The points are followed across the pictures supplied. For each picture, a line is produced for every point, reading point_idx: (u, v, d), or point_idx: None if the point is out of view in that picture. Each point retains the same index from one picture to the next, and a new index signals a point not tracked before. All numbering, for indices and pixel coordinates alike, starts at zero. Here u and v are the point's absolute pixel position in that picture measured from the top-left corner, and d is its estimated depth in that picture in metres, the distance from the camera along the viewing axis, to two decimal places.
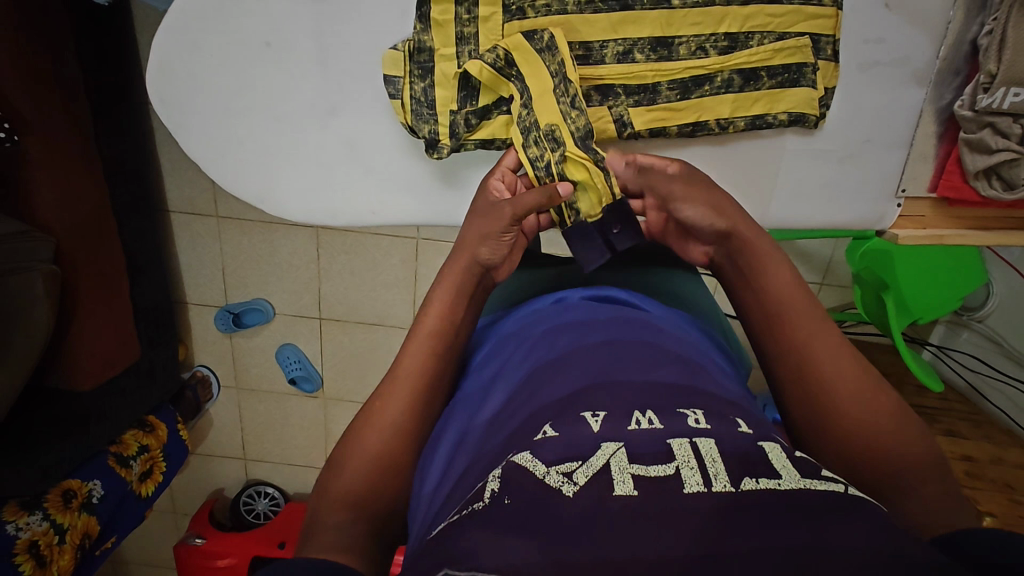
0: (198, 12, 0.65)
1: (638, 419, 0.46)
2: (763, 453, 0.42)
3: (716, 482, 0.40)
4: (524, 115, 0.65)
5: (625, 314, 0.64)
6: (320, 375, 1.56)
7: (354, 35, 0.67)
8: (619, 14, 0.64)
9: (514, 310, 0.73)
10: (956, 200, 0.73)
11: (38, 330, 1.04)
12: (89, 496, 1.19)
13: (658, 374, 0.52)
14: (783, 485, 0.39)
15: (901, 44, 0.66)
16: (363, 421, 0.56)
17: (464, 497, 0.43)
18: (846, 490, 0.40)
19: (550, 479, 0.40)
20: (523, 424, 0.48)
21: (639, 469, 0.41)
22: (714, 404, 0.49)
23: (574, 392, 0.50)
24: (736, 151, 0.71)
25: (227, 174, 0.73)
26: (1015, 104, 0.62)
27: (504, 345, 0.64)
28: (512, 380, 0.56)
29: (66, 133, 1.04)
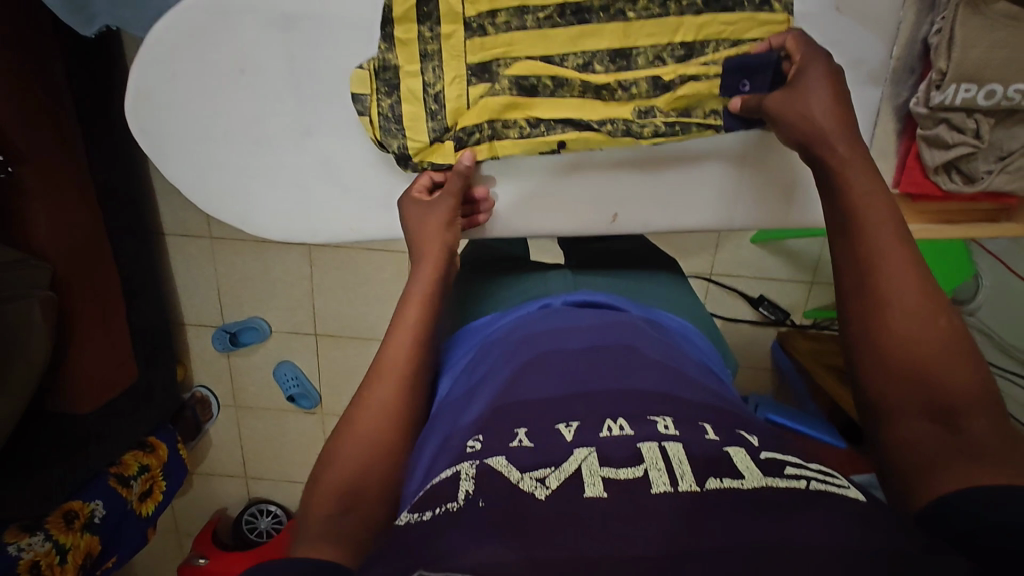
0: (174, 42, 0.67)
1: (609, 425, 0.47)
2: (730, 457, 0.43)
3: (683, 482, 0.41)
4: (610, 126, 0.67)
5: (608, 319, 0.65)
6: (317, 391, 1.57)
7: (324, 59, 0.69)
8: (577, 28, 0.65)
9: (501, 312, 0.73)
10: (918, 195, 0.75)
11: (37, 357, 1.06)
12: (91, 515, 1.21)
13: (638, 380, 0.53)
14: (746, 484, 0.41)
15: (855, 46, 0.67)
16: (354, 413, 0.56)
17: (432, 493, 0.45)
18: (806, 486, 0.41)
19: (523, 484, 0.42)
20: (496, 426, 0.49)
21: (609, 472, 0.42)
22: (686, 406, 0.50)
23: (551, 399, 0.51)
24: (693, 152, 0.73)
25: (207, 196, 0.75)
26: (966, 99, 0.66)
27: (490, 347, 0.65)
28: (490, 382, 0.57)
29: (62, 163, 1.07)
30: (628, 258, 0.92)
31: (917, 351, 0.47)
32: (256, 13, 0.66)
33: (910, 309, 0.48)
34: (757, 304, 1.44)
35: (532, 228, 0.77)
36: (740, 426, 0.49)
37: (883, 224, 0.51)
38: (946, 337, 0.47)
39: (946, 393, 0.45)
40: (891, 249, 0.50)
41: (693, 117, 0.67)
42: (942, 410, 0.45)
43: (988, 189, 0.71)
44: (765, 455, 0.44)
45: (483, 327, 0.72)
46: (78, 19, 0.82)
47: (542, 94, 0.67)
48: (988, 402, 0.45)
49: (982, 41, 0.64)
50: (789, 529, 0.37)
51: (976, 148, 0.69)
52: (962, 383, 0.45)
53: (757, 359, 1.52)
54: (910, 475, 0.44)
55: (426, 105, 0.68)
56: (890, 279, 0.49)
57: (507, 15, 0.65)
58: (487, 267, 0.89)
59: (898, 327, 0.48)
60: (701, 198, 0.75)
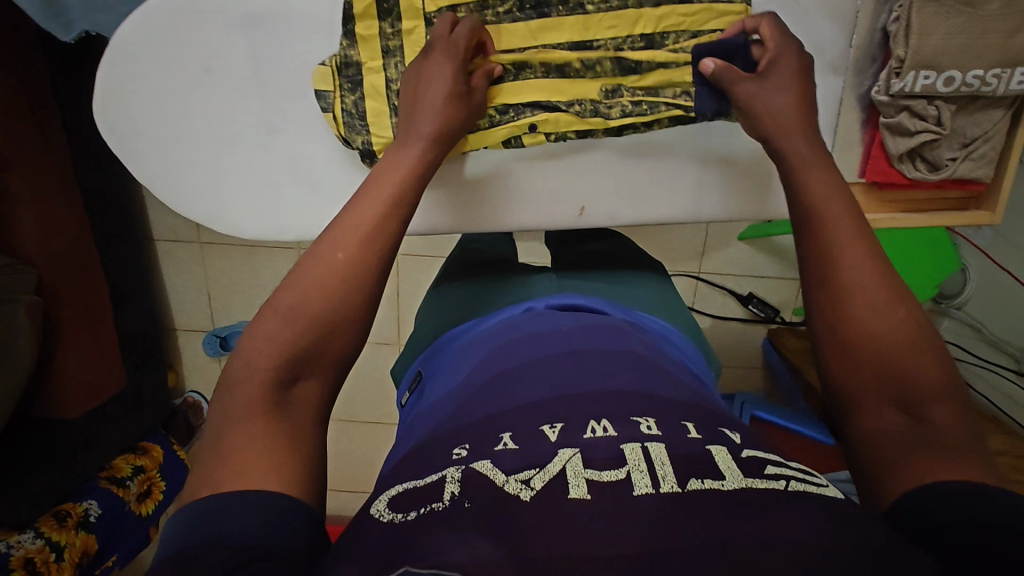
0: (139, 44, 0.68)
1: (593, 427, 0.46)
2: (711, 457, 0.43)
3: (664, 483, 0.40)
4: (578, 106, 0.68)
5: (588, 323, 0.63)
6: None
7: (285, 56, 0.70)
8: (537, 22, 0.66)
9: (483, 317, 0.72)
10: (884, 183, 0.76)
11: (22, 360, 1.06)
12: (86, 515, 1.20)
13: (618, 381, 0.52)
14: (727, 486, 0.40)
15: (811, 35, 0.67)
16: (280, 304, 0.48)
17: (417, 487, 0.43)
18: (785, 486, 0.40)
19: (509, 486, 0.41)
20: (482, 433, 0.48)
21: (593, 473, 0.41)
22: (664, 405, 0.49)
23: (531, 403, 0.50)
24: (659, 148, 0.73)
25: (177, 197, 0.76)
26: (925, 86, 0.67)
27: (468, 354, 0.64)
28: (466, 388, 0.56)
29: (50, 168, 1.08)
30: (607, 255, 0.90)
31: (883, 343, 0.47)
32: (220, 13, 0.68)
33: (875, 303, 0.48)
34: (746, 302, 1.43)
35: (501, 223, 0.76)
36: (721, 424, 0.49)
37: (836, 213, 0.52)
38: (910, 330, 0.48)
39: (912, 385, 0.46)
40: (851, 244, 0.51)
41: (662, 96, 0.67)
42: (908, 402, 0.46)
43: (954, 175, 0.72)
44: (746, 453, 0.44)
45: (464, 332, 0.71)
46: (55, 25, 0.82)
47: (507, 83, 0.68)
48: (947, 395, 0.45)
49: (938, 28, 0.65)
50: (763, 524, 0.37)
51: (938, 134, 0.69)
52: (926, 375, 0.46)
53: (747, 356, 1.51)
54: (879, 463, 0.44)
55: (390, 100, 0.68)
56: (854, 274, 0.50)
57: (466, 10, 0.66)
58: (473, 268, 0.86)
59: (867, 321, 0.48)
60: (671, 194, 0.75)
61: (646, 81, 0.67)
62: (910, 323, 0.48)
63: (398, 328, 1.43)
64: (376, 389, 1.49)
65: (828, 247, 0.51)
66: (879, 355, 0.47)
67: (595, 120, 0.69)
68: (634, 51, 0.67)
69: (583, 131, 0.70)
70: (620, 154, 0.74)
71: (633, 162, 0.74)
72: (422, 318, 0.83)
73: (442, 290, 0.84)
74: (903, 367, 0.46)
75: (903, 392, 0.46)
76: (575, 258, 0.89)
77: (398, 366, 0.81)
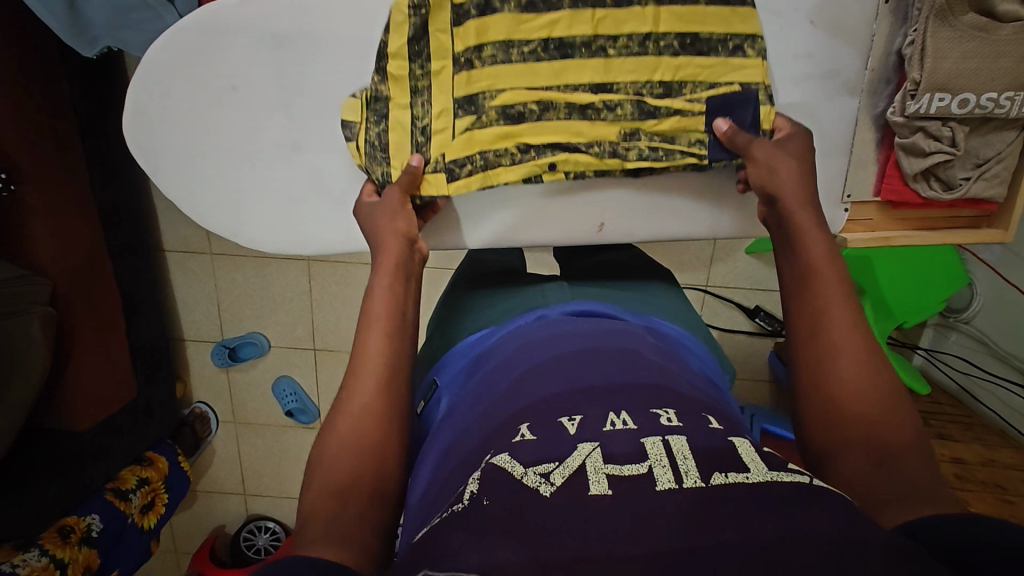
0: (169, 62, 0.71)
1: (612, 420, 0.45)
2: (734, 449, 0.42)
3: (687, 479, 0.39)
4: (597, 148, 0.70)
5: (605, 326, 0.61)
6: (316, 406, 1.55)
7: (312, 75, 0.71)
8: (560, 62, 0.68)
9: (497, 325, 0.69)
10: (897, 203, 0.77)
11: (35, 371, 1.06)
12: (88, 530, 1.19)
13: (637, 374, 0.51)
14: (752, 478, 0.39)
15: (829, 58, 0.69)
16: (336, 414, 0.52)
17: (449, 502, 0.43)
18: (811, 480, 0.39)
19: (527, 479, 0.40)
20: (500, 428, 0.47)
21: (614, 468, 0.40)
22: (684, 402, 0.48)
23: (546, 399, 0.49)
24: (669, 183, 0.75)
25: (198, 207, 0.78)
26: (940, 108, 0.69)
27: (484, 365, 0.62)
28: (488, 395, 0.54)
29: (65, 180, 1.09)
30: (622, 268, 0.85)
31: (859, 395, 0.49)
32: (247, 33, 0.70)
33: (855, 360, 0.51)
34: (753, 315, 1.43)
35: (522, 238, 0.78)
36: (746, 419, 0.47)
37: (829, 282, 0.55)
38: (887, 389, 0.50)
39: (881, 434, 0.48)
40: (834, 305, 0.54)
41: (677, 144, 0.70)
42: (879, 450, 0.47)
43: (966, 195, 0.74)
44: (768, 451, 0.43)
45: (475, 344, 0.67)
46: (80, 41, 0.83)
47: (528, 120, 0.69)
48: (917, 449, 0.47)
49: (952, 52, 0.67)
50: (789, 521, 0.35)
51: (952, 155, 0.71)
52: (896, 431, 0.48)
53: (754, 368, 1.49)
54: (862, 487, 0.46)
55: (413, 139, 0.70)
56: (840, 334, 0.52)
57: (492, 49, 0.68)
58: (486, 279, 0.83)
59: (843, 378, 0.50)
60: (684, 213, 0.76)
61: (665, 126, 0.69)
62: (886, 381, 0.50)
63: None
64: None
65: (815, 311, 0.54)
66: (853, 406, 0.49)
67: (612, 161, 0.71)
68: (655, 100, 0.69)
69: (600, 171, 0.72)
70: (631, 194, 0.76)
71: (642, 193, 0.75)
72: (433, 328, 0.80)
73: (452, 301, 0.81)
74: (876, 422, 0.48)
75: (873, 442, 0.47)
76: (586, 267, 0.85)
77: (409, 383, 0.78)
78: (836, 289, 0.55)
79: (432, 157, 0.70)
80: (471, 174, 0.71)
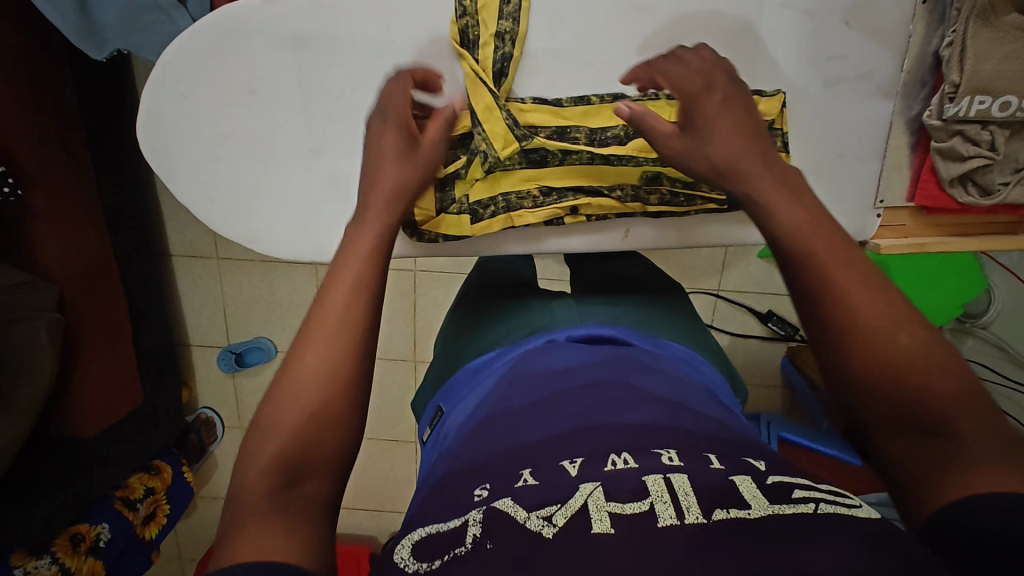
0: (185, 65, 0.70)
1: (614, 459, 0.42)
2: (735, 488, 0.39)
3: (689, 514, 0.37)
4: (620, 192, 0.73)
5: (617, 357, 0.58)
6: (271, 346, 1.46)
7: (333, 77, 0.71)
8: (583, 107, 0.71)
9: (506, 347, 0.66)
10: (933, 207, 0.77)
11: (42, 380, 1.04)
12: (98, 540, 1.18)
13: (648, 414, 0.48)
14: (753, 514, 0.36)
15: (864, 59, 0.70)
16: (283, 395, 0.44)
17: (438, 532, 0.40)
18: (813, 510, 0.37)
19: (530, 523, 0.37)
20: (501, 467, 0.44)
21: (615, 506, 0.38)
22: (701, 438, 0.45)
23: (551, 438, 0.46)
24: (683, 224, 0.77)
25: (217, 216, 0.76)
26: (981, 111, 0.68)
27: (486, 390, 0.58)
28: (486, 424, 0.51)
29: (71, 186, 1.07)
30: (634, 281, 0.81)
31: (901, 361, 0.41)
32: (268, 36, 0.69)
33: (876, 328, 0.42)
34: (766, 319, 1.37)
35: (541, 248, 0.78)
36: (747, 455, 0.44)
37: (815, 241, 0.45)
38: (919, 346, 0.41)
39: (921, 405, 0.40)
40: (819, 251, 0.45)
41: (699, 190, 0.73)
42: (925, 427, 0.40)
43: (1005, 200, 0.73)
44: (773, 479, 0.40)
45: (482, 366, 0.65)
46: (90, 44, 0.82)
47: (550, 164, 0.72)
48: (973, 403, 0.40)
49: (993, 55, 0.66)
50: (792, 556, 0.33)
51: (991, 159, 0.71)
52: (941, 388, 0.40)
53: (768, 374, 1.44)
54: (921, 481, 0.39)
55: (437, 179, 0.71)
56: (848, 298, 0.43)
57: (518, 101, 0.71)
58: (494, 293, 0.80)
59: (870, 352, 0.42)
60: (705, 226, 0.77)
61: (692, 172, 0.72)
62: (918, 342, 0.41)
63: (414, 344, 1.37)
64: (389, 406, 1.43)
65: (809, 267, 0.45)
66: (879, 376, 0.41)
67: (634, 204, 0.74)
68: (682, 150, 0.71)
69: (622, 214, 0.75)
70: (648, 228, 0.78)
71: (660, 227, 0.77)
72: (440, 347, 0.78)
73: (461, 318, 0.79)
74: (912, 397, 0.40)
75: (914, 416, 0.40)
76: (597, 279, 0.82)
77: (419, 399, 0.77)
78: (829, 249, 0.45)
79: (457, 197, 0.73)
80: (494, 215, 0.74)
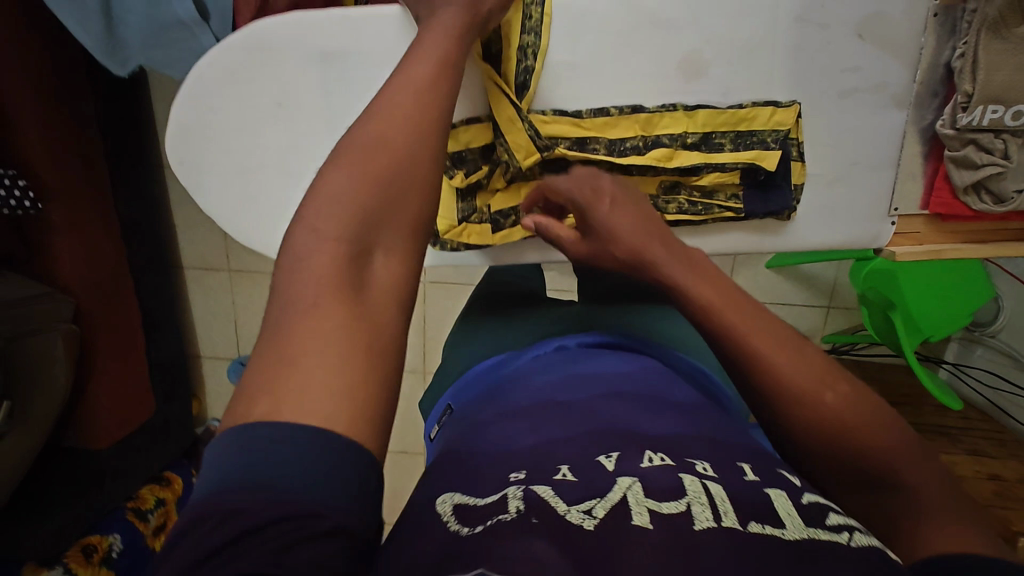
0: (213, 78, 0.71)
1: (650, 456, 0.41)
2: (770, 502, 0.37)
3: (726, 518, 0.35)
4: None
5: (637, 365, 0.56)
6: None
7: (358, 91, 0.73)
8: (602, 119, 0.73)
9: (517, 350, 0.65)
10: (947, 215, 0.78)
11: (56, 391, 1.05)
12: (110, 551, 1.16)
13: (677, 421, 0.47)
14: (789, 535, 0.35)
15: (876, 71, 0.71)
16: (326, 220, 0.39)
17: (483, 497, 0.38)
18: (850, 542, 0.35)
19: (570, 516, 0.35)
20: (535, 454, 0.42)
21: (654, 503, 0.36)
22: (732, 445, 0.44)
23: (584, 432, 0.44)
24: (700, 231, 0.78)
25: (244, 227, 0.78)
26: (993, 120, 0.69)
27: (498, 390, 0.56)
28: (508, 414, 0.49)
29: (89, 199, 1.09)
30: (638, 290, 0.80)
31: (842, 419, 0.43)
32: (296, 51, 0.71)
33: (806, 393, 0.44)
34: None
35: None
36: (781, 469, 0.42)
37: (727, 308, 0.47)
38: (854, 404, 0.44)
39: (866, 459, 0.42)
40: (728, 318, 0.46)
41: (716, 199, 0.75)
42: (871, 479, 0.42)
43: (1019, 207, 0.73)
44: (805, 500, 0.39)
45: (493, 367, 0.63)
46: (114, 61, 0.83)
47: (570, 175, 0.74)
48: (911, 453, 0.43)
49: (1005, 66, 0.68)
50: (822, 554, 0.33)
51: (1005, 167, 0.71)
52: (881, 442, 0.43)
53: None
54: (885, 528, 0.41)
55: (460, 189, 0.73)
56: (773, 365, 0.45)
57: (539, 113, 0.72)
58: (501, 303, 0.78)
59: (803, 415, 0.44)
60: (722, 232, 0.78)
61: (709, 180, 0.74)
62: (845, 401, 0.44)
63: (424, 356, 1.37)
64: (399, 416, 1.43)
65: (724, 334, 0.46)
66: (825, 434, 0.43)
67: None
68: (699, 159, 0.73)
69: None
70: None
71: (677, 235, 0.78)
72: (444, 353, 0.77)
73: (465, 325, 0.77)
74: (852, 448, 0.43)
75: (863, 470, 0.43)
76: (603, 289, 0.82)
77: (424, 405, 0.73)
78: (741, 318, 0.46)
79: (477, 207, 0.76)
80: (514, 225, 0.76)
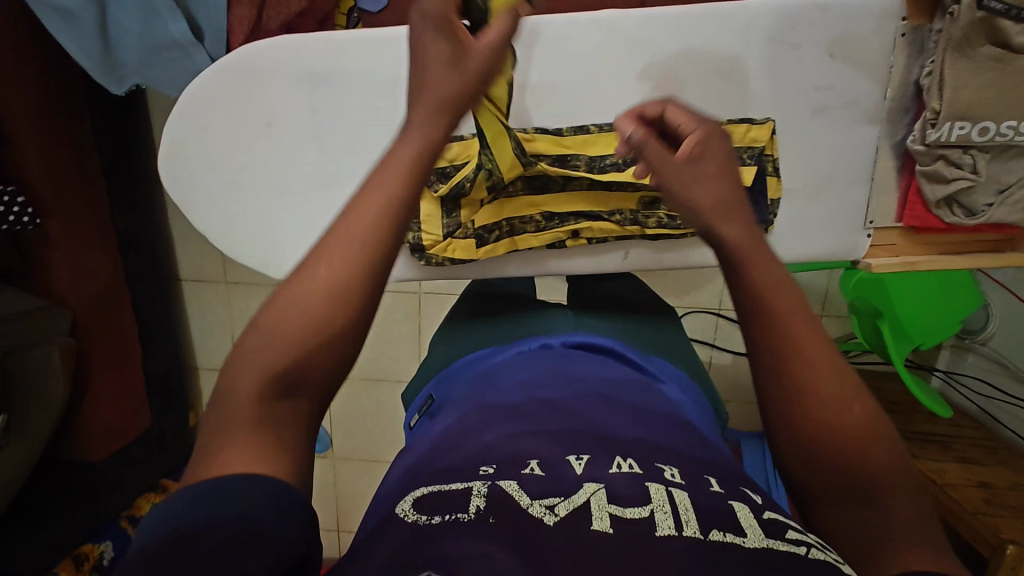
0: (208, 101, 0.74)
1: (620, 462, 0.42)
2: (732, 513, 0.38)
3: (687, 527, 0.36)
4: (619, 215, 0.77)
5: (619, 373, 0.58)
6: None
7: (344, 110, 0.74)
8: (581, 137, 0.75)
9: (499, 346, 0.67)
10: (921, 228, 0.80)
11: (53, 404, 1.06)
12: (101, 558, 1.21)
13: (650, 428, 0.48)
14: (749, 543, 0.35)
15: (848, 88, 0.73)
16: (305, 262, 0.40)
17: (447, 489, 0.40)
18: (807, 553, 0.35)
19: (532, 510, 0.37)
20: (509, 452, 0.44)
21: (617, 509, 0.37)
22: (700, 455, 0.45)
23: (558, 432, 0.46)
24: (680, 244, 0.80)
25: (233, 243, 0.79)
26: (961, 136, 0.71)
27: (481, 387, 0.57)
28: (487, 412, 0.50)
29: (87, 214, 1.11)
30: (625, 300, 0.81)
31: (844, 433, 0.42)
32: (286, 72, 0.73)
33: (831, 395, 0.43)
34: None
35: (545, 268, 0.81)
36: (747, 485, 0.43)
37: (791, 295, 0.45)
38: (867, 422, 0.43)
39: (855, 476, 0.41)
40: (787, 301, 0.45)
41: None
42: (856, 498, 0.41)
43: (989, 220, 0.75)
44: (768, 515, 0.39)
45: (476, 362, 0.65)
46: (111, 79, 0.85)
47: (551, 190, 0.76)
48: (906, 485, 0.41)
49: (971, 83, 0.69)
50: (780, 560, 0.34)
51: (973, 182, 0.73)
52: (877, 465, 0.41)
53: None
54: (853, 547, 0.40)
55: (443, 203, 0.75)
56: (809, 362, 0.44)
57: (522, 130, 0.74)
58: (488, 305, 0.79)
59: (824, 420, 0.42)
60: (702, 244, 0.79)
61: None
62: (867, 415, 0.43)
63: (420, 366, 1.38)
64: (394, 426, 1.44)
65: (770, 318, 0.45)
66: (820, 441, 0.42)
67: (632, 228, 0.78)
68: None
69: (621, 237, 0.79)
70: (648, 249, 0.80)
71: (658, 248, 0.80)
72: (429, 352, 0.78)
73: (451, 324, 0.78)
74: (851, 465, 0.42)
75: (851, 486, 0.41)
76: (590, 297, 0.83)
77: (409, 391, 0.77)
78: (806, 315, 0.45)
79: (462, 222, 0.77)
80: (498, 239, 0.77)
